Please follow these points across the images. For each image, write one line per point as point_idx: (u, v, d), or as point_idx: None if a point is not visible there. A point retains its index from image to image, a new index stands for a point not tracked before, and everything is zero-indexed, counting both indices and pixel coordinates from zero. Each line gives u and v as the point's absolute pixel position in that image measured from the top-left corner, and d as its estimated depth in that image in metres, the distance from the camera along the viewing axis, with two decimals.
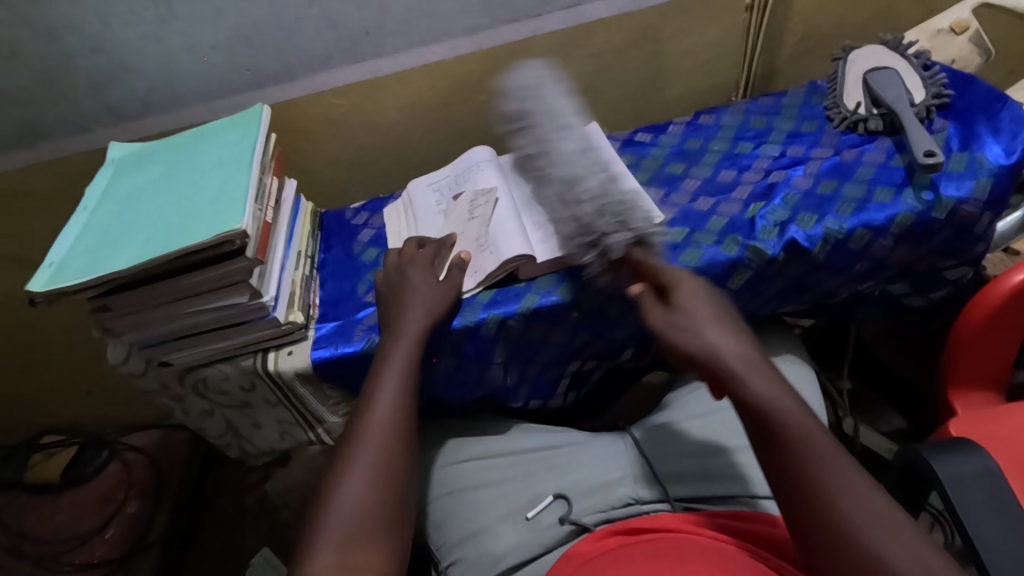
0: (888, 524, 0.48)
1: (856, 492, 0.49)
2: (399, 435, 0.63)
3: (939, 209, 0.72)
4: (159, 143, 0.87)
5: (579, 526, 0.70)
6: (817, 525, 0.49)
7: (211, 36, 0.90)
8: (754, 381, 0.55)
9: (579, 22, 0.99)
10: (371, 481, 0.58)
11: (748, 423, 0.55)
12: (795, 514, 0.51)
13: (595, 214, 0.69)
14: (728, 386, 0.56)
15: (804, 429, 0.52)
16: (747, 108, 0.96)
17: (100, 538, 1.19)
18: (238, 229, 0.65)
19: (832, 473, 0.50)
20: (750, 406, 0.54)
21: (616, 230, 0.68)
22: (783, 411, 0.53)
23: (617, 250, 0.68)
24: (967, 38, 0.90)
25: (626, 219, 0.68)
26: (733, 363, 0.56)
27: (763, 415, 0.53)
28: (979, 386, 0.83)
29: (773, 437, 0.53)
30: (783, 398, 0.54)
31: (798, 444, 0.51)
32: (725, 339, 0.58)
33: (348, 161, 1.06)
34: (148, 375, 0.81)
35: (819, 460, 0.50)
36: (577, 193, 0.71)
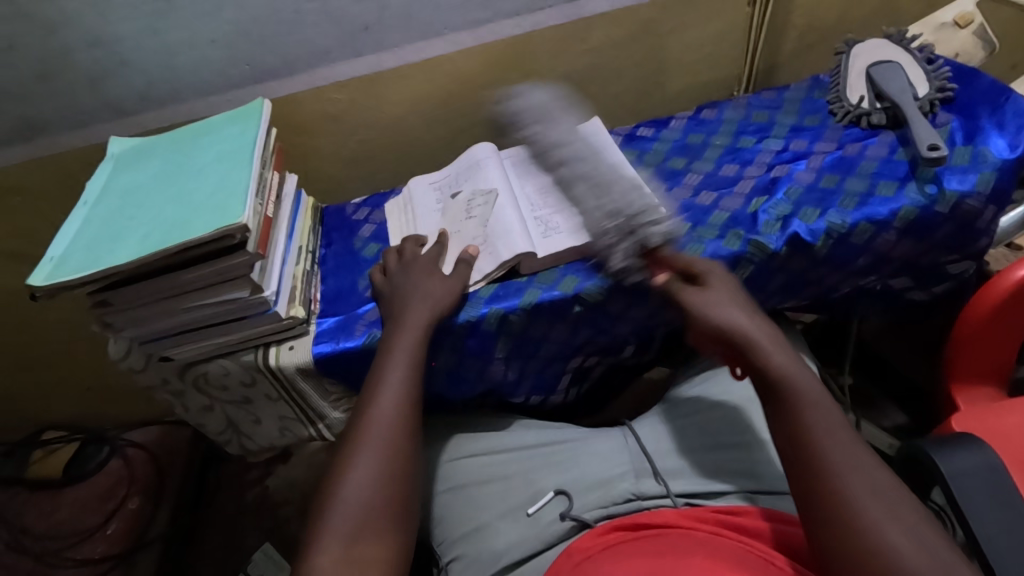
0: (886, 501, 0.48)
1: (859, 465, 0.50)
2: (405, 427, 0.63)
3: (942, 203, 0.72)
4: (159, 138, 0.87)
5: (580, 522, 0.69)
6: (814, 488, 0.51)
7: (211, 31, 0.89)
8: (776, 354, 0.57)
9: (579, 16, 0.98)
10: (376, 471, 0.59)
11: (765, 392, 0.57)
12: (797, 479, 0.52)
13: (635, 204, 0.72)
14: (748, 356, 0.58)
15: (816, 403, 0.54)
16: (749, 102, 0.96)
17: (102, 534, 1.19)
18: (239, 223, 0.65)
19: (838, 447, 0.51)
20: (769, 374, 0.57)
21: (655, 223, 0.70)
22: (802, 384, 0.55)
23: (657, 237, 0.69)
24: (970, 31, 0.89)
25: (661, 215, 0.71)
26: (754, 336, 0.59)
27: (777, 383, 0.56)
28: (982, 381, 0.83)
29: (788, 405, 0.55)
30: (804, 371, 0.57)
31: (809, 413, 0.54)
32: (755, 319, 0.61)
33: (348, 157, 1.05)
34: (148, 370, 0.81)
35: (826, 430, 0.52)
36: (616, 187, 0.75)
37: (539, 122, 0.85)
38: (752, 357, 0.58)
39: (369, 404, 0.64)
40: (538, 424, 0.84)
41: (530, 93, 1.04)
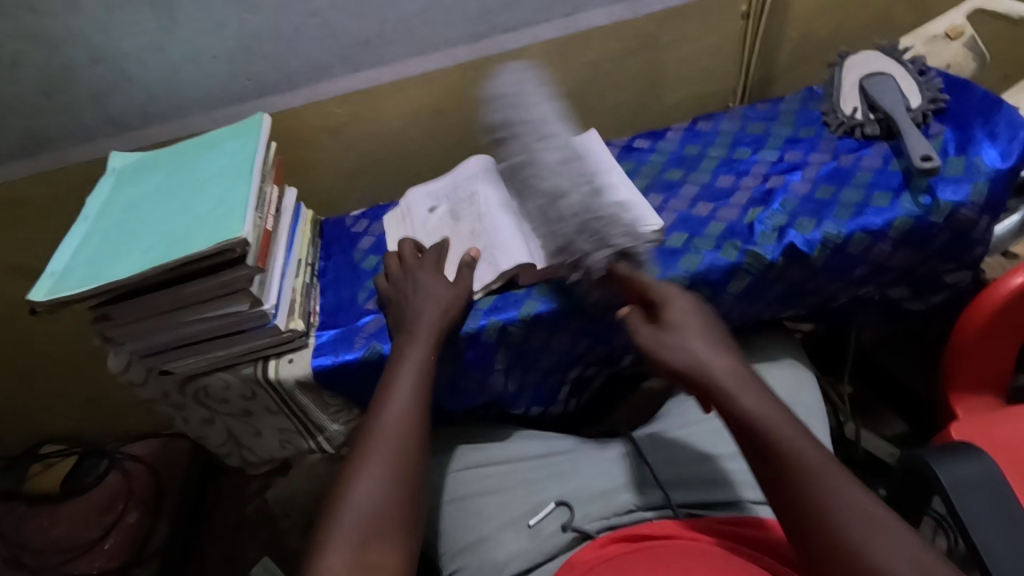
0: (885, 535, 0.48)
1: (854, 506, 0.49)
2: (411, 434, 0.64)
3: (937, 213, 0.72)
4: (158, 152, 0.88)
5: (582, 533, 0.69)
6: (815, 537, 0.49)
7: (212, 46, 0.90)
8: (744, 396, 0.56)
9: (577, 30, 1.00)
10: (386, 480, 0.59)
11: (739, 436, 0.56)
12: (795, 526, 0.51)
13: (577, 233, 0.73)
14: (720, 403, 0.57)
15: (797, 443, 0.53)
16: (744, 114, 0.97)
17: (100, 549, 1.18)
18: (240, 237, 0.66)
19: (829, 485, 0.50)
20: (743, 422, 0.55)
21: (594, 249, 0.71)
22: (774, 426, 0.54)
23: (596, 269, 0.71)
24: (962, 43, 0.90)
25: (604, 237, 0.71)
26: (722, 375, 0.57)
27: (754, 430, 0.54)
28: (978, 389, 0.83)
29: (765, 452, 0.54)
30: (772, 410, 0.55)
31: (792, 455, 0.52)
32: (717, 356, 0.59)
33: (348, 169, 1.06)
34: (148, 383, 0.81)
35: (812, 470, 0.51)
36: (562, 211, 0.76)
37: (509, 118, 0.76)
38: (722, 403, 0.57)
39: (379, 411, 0.65)
40: (538, 434, 0.84)
41: None
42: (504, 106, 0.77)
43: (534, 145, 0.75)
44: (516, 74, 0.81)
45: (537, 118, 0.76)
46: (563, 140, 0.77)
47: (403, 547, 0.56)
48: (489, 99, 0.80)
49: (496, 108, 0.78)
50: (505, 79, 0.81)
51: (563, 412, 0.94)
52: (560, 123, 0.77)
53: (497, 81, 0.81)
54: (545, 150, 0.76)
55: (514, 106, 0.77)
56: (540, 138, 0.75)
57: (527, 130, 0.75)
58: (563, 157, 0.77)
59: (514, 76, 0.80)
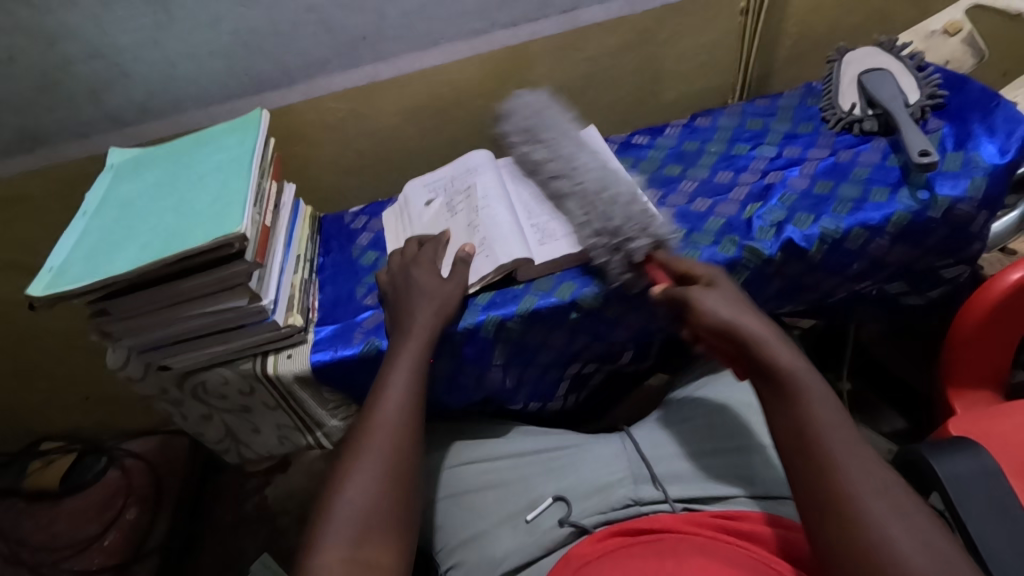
0: (891, 497, 0.48)
1: (865, 465, 0.50)
2: (407, 429, 0.64)
3: (935, 208, 0.72)
4: (156, 148, 0.88)
5: (579, 528, 0.69)
6: (822, 487, 0.50)
7: (210, 42, 0.90)
8: (781, 351, 0.57)
9: (575, 26, 1.00)
10: (382, 479, 0.59)
11: (769, 389, 0.57)
12: (802, 477, 0.52)
13: (622, 219, 0.72)
14: (755, 354, 0.58)
15: (825, 402, 0.54)
16: (743, 110, 0.97)
17: (99, 545, 1.18)
18: (237, 232, 0.66)
19: (847, 444, 0.51)
20: (778, 373, 0.56)
21: (637, 234, 0.71)
22: (807, 382, 0.55)
23: (640, 253, 0.70)
24: (960, 39, 0.90)
25: (646, 224, 0.72)
26: (760, 333, 0.58)
27: (784, 382, 0.55)
28: (976, 385, 0.83)
29: (792, 404, 0.54)
30: (808, 369, 0.56)
31: (817, 410, 0.53)
32: (756, 317, 0.60)
33: (346, 165, 1.06)
34: (147, 379, 0.81)
35: (831, 426, 0.52)
36: (606, 199, 0.75)
37: (529, 132, 0.85)
38: (757, 355, 0.58)
39: (375, 406, 0.65)
40: (537, 430, 0.84)
41: None
42: (525, 122, 0.86)
43: (566, 149, 0.82)
44: (532, 95, 0.90)
45: (562, 130, 0.84)
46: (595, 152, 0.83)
47: (398, 544, 0.56)
48: (508, 115, 0.88)
49: (518, 122, 0.86)
50: (515, 112, 0.89)
51: (561, 407, 0.94)
52: (580, 138, 0.84)
53: (506, 116, 0.89)
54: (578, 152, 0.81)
55: (531, 122, 0.86)
56: (571, 145, 0.82)
57: (560, 137, 0.83)
58: (598, 161, 0.81)
59: (529, 97, 0.90)
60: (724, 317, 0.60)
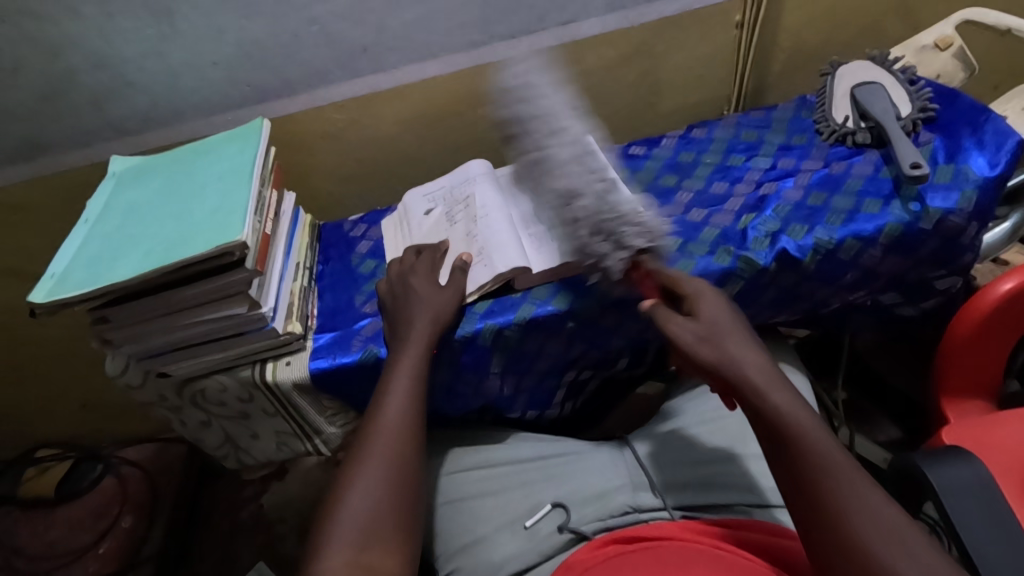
0: (900, 541, 0.48)
1: (869, 509, 0.50)
2: (408, 436, 0.65)
3: (926, 219, 0.74)
4: (158, 157, 0.88)
5: (578, 534, 0.70)
6: (829, 539, 0.50)
7: (213, 53, 0.91)
8: (774, 393, 0.56)
9: (573, 39, 1.01)
10: (383, 486, 0.60)
11: (766, 433, 0.56)
12: (807, 525, 0.52)
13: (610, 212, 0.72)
14: (749, 397, 0.58)
15: (822, 442, 0.53)
16: (738, 122, 0.98)
17: (94, 553, 1.18)
18: (239, 240, 0.66)
19: (849, 488, 0.51)
20: (770, 416, 0.56)
21: (610, 250, 0.70)
22: (802, 424, 0.54)
23: (616, 271, 0.70)
24: (951, 53, 0.91)
25: (617, 233, 0.70)
26: (753, 374, 0.58)
27: (779, 428, 0.55)
28: (969, 394, 0.84)
29: (787, 449, 0.54)
30: (803, 410, 0.56)
31: (814, 454, 0.53)
32: (749, 354, 0.60)
33: (346, 174, 1.07)
34: (146, 386, 0.81)
35: (831, 469, 0.52)
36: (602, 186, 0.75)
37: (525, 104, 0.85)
38: (750, 399, 0.57)
39: (375, 414, 0.66)
40: (535, 437, 0.85)
41: None
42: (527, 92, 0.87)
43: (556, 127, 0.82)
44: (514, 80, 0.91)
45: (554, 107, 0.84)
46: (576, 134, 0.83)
47: (401, 550, 0.57)
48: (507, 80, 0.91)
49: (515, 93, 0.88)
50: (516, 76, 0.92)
51: (558, 415, 0.94)
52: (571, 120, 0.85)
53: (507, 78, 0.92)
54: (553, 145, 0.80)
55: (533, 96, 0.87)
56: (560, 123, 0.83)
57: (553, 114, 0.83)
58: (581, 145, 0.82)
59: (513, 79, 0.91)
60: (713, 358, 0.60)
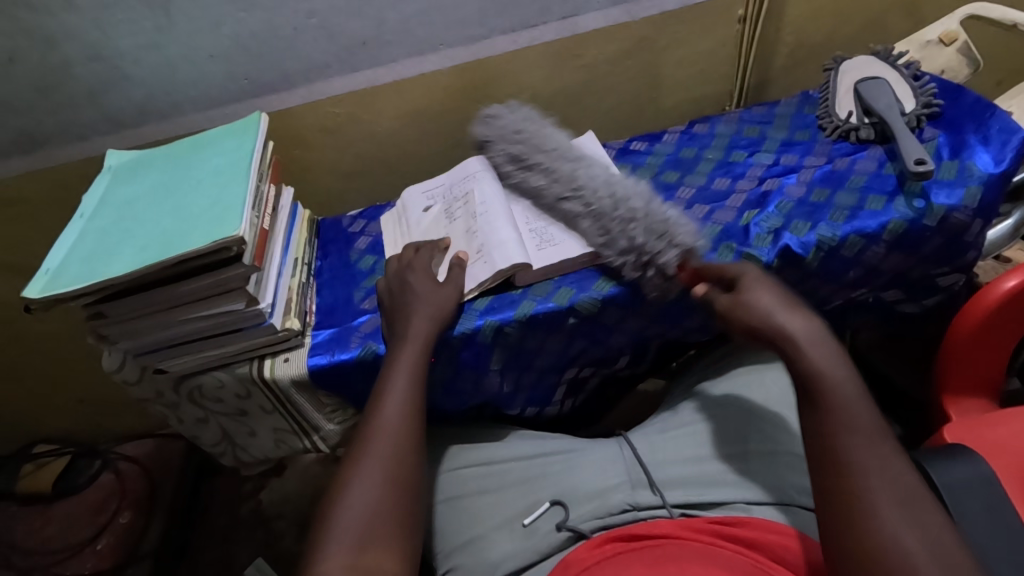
0: (909, 509, 0.47)
1: (884, 473, 0.49)
2: (407, 432, 0.64)
3: (930, 216, 0.73)
4: (155, 150, 0.88)
5: (576, 533, 0.69)
6: (838, 492, 0.50)
7: (210, 45, 0.90)
8: (812, 352, 0.56)
9: (574, 33, 1.00)
10: (381, 484, 0.59)
11: (800, 389, 0.56)
12: (822, 479, 0.52)
13: (644, 233, 0.73)
14: (785, 350, 0.57)
15: (850, 404, 0.53)
16: (740, 117, 0.97)
17: (91, 549, 1.17)
18: (236, 236, 0.66)
19: (868, 452, 0.50)
20: (805, 373, 0.55)
21: (665, 247, 0.72)
22: (833, 383, 0.54)
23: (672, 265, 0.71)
24: (955, 49, 0.90)
25: (667, 233, 0.72)
26: (794, 334, 0.57)
27: (811, 386, 0.55)
28: (970, 392, 0.84)
29: (817, 405, 0.54)
30: (842, 369, 0.55)
31: (838, 417, 0.52)
32: (792, 313, 0.59)
33: (345, 169, 1.06)
34: (143, 382, 0.81)
35: (851, 430, 0.52)
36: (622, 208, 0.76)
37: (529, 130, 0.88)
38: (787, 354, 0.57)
39: (373, 411, 0.66)
40: (534, 434, 0.84)
41: (525, 107, 1.06)
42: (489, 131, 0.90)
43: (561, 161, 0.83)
44: (513, 112, 0.91)
45: (541, 141, 0.86)
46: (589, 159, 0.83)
47: (400, 549, 0.56)
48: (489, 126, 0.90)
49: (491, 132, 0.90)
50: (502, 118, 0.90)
51: (558, 413, 0.94)
52: (561, 143, 0.86)
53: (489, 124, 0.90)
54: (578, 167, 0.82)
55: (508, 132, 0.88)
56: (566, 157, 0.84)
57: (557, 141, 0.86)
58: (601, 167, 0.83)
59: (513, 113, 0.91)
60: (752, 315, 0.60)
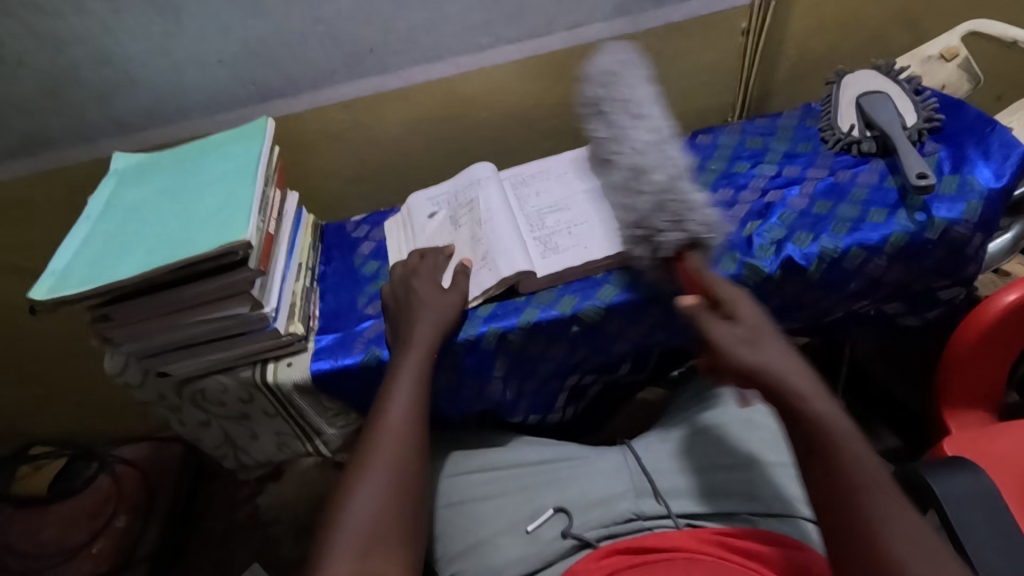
0: (932, 561, 0.47)
1: (902, 526, 0.49)
2: (417, 443, 0.64)
3: (932, 230, 0.74)
4: (162, 154, 0.88)
5: (582, 541, 0.69)
6: (861, 553, 0.49)
7: (217, 50, 0.91)
8: (817, 401, 0.56)
9: (579, 43, 1.01)
10: (387, 496, 0.59)
11: (800, 440, 0.56)
12: (837, 538, 0.51)
13: (651, 208, 0.67)
14: (788, 401, 0.57)
15: (859, 456, 0.53)
16: (744, 128, 0.98)
17: (87, 553, 1.16)
18: (242, 240, 0.66)
19: (886, 503, 0.50)
20: (811, 424, 0.55)
21: (669, 228, 0.66)
22: (840, 432, 0.54)
23: (666, 248, 0.67)
24: (956, 64, 0.91)
25: (682, 216, 0.66)
26: (794, 382, 0.57)
27: (817, 437, 0.54)
28: (970, 405, 0.84)
29: (825, 460, 0.53)
30: (843, 419, 0.55)
31: (851, 470, 0.52)
32: (788, 361, 0.59)
33: (350, 174, 1.07)
34: (145, 385, 0.81)
35: (861, 480, 0.51)
36: (640, 183, 0.69)
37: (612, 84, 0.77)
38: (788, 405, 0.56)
39: (378, 416, 0.66)
40: (538, 441, 0.84)
41: (529, 115, 1.06)
42: (600, 80, 0.78)
43: (619, 120, 0.74)
44: (616, 52, 0.81)
45: (623, 97, 0.75)
46: (654, 118, 0.74)
47: (403, 559, 0.56)
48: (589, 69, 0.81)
49: (594, 78, 0.79)
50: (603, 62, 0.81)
51: (560, 420, 0.94)
52: (651, 105, 0.76)
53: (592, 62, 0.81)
54: (636, 125, 0.73)
55: (614, 84, 0.77)
56: (632, 115, 0.74)
57: (630, 100, 0.75)
58: (658, 131, 0.73)
59: (616, 53, 0.81)
60: (750, 364, 0.59)
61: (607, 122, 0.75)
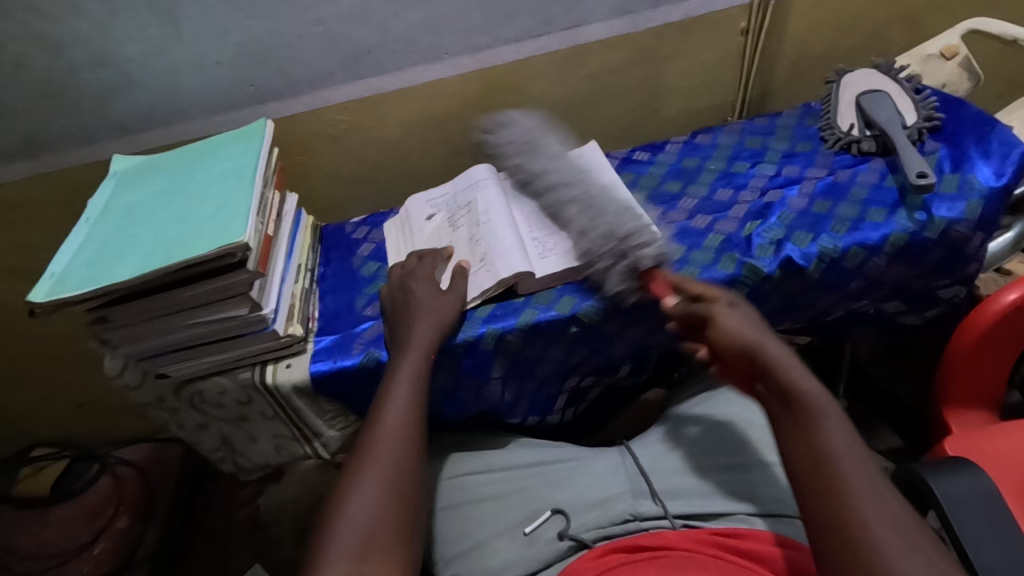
0: (904, 533, 0.47)
1: (878, 501, 0.49)
2: (410, 440, 0.64)
3: (932, 229, 0.73)
4: (160, 155, 0.88)
5: (578, 542, 0.69)
6: (831, 523, 0.49)
7: (216, 52, 0.91)
8: (797, 374, 0.57)
9: (578, 43, 1.01)
10: (379, 488, 0.60)
11: (784, 409, 0.56)
12: (812, 506, 0.51)
13: (629, 229, 0.75)
14: (770, 375, 0.57)
15: (837, 429, 0.53)
16: (743, 128, 0.98)
17: (88, 554, 1.16)
18: (240, 242, 0.66)
19: (862, 479, 0.50)
20: (791, 397, 0.56)
21: (644, 247, 0.74)
22: (820, 404, 0.55)
23: (648, 260, 0.73)
24: (956, 62, 0.91)
25: (651, 239, 0.75)
26: (777, 357, 0.58)
27: (799, 407, 0.55)
28: (972, 405, 0.84)
29: (802, 430, 0.54)
30: (824, 394, 0.56)
31: (829, 440, 0.52)
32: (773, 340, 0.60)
33: (349, 175, 1.07)
34: (144, 387, 0.81)
35: (839, 456, 0.52)
36: (616, 208, 0.78)
37: (523, 154, 0.88)
38: (772, 376, 0.57)
39: (376, 417, 0.66)
40: (537, 442, 0.84)
41: (528, 115, 1.06)
42: (523, 142, 0.89)
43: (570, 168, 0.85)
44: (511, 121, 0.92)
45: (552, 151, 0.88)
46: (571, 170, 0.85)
47: (401, 560, 0.56)
48: (500, 134, 0.93)
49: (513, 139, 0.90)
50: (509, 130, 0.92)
51: (560, 421, 0.94)
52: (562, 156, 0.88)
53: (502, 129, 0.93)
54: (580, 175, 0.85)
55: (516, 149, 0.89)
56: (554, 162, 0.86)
57: (554, 151, 0.87)
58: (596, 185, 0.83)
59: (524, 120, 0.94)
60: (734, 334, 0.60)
61: (540, 164, 0.86)
